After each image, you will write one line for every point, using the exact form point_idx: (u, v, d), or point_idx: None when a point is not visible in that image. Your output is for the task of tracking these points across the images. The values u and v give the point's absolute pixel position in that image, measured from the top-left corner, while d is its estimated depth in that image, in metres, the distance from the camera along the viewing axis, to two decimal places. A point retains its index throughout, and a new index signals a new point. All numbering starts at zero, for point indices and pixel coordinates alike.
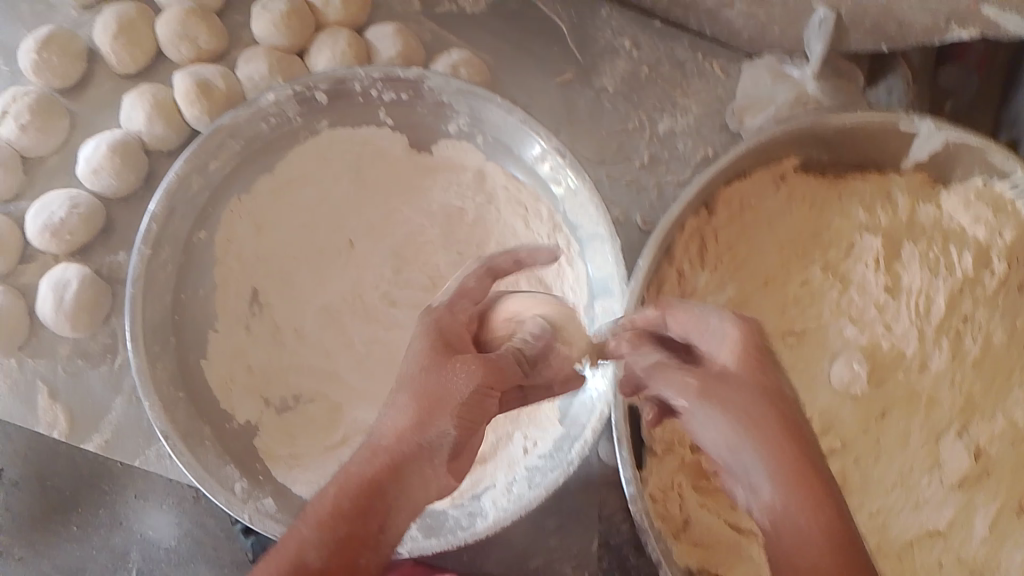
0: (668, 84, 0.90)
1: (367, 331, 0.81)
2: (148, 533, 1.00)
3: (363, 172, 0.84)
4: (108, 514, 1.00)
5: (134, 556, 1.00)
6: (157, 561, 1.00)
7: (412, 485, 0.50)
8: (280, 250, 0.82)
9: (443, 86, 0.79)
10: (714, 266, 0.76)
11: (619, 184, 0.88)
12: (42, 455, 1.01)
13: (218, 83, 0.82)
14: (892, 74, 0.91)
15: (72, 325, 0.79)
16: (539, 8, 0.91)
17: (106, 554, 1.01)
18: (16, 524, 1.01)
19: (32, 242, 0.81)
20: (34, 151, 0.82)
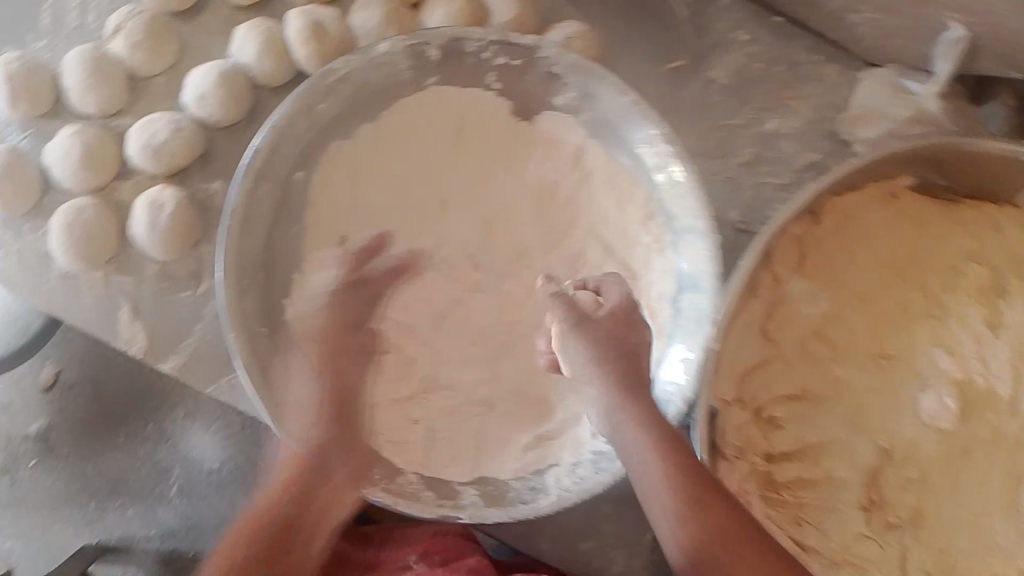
0: (781, 84, 0.87)
1: (451, 292, 0.81)
2: (191, 453, 1.10)
3: (464, 132, 0.84)
4: (155, 428, 1.11)
5: (176, 472, 1.11)
6: (197, 480, 1.10)
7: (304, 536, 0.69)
8: (374, 201, 0.82)
9: (557, 58, 0.77)
10: (813, 276, 0.75)
11: (717, 179, 0.85)
12: (98, 367, 1.12)
13: (329, 25, 0.82)
14: (994, 98, 0.88)
15: (163, 247, 0.78)
16: None
17: (150, 466, 1.11)
18: (68, 427, 1.12)
19: (132, 159, 0.81)
20: (142, 71, 0.82)
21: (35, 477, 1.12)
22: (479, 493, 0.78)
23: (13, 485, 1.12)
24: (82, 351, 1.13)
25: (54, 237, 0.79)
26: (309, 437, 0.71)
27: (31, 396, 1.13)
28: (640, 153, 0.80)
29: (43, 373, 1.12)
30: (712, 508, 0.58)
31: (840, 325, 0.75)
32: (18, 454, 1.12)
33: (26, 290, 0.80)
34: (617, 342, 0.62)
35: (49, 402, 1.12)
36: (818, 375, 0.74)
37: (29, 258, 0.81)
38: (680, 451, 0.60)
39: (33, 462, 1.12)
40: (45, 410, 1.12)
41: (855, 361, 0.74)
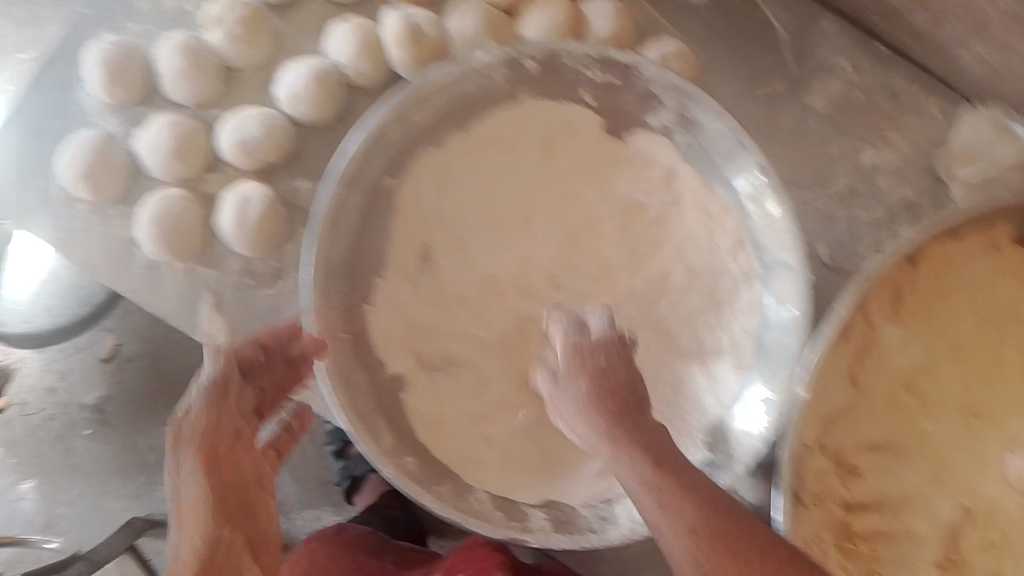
0: (879, 116, 0.85)
1: (524, 309, 0.79)
2: None
3: (552, 146, 0.81)
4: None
5: None
6: None
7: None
8: (459, 212, 0.80)
9: (656, 78, 0.76)
10: (906, 325, 0.73)
11: (809, 209, 0.84)
12: (158, 340, 1.06)
13: (427, 29, 0.80)
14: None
15: (248, 246, 0.79)
16: (761, 9, 0.86)
17: None
18: (126, 399, 1.07)
19: (222, 153, 0.80)
20: (236, 62, 0.81)
21: (88, 449, 1.07)
22: (548, 519, 0.80)
23: (67, 453, 1.07)
24: (143, 322, 1.06)
25: (141, 227, 0.79)
26: (200, 482, 0.59)
27: (87, 367, 1.06)
28: (742, 189, 0.79)
29: (102, 344, 1.06)
30: (711, 538, 0.50)
31: (931, 380, 0.73)
32: (70, 422, 1.07)
33: (109, 277, 0.80)
34: (612, 393, 0.57)
35: (105, 373, 1.06)
36: (905, 427, 0.73)
37: (113, 245, 0.81)
38: (682, 485, 0.52)
39: (88, 431, 1.07)
40: (103, 381, 1.06)
41: (945, 419, 0.73)
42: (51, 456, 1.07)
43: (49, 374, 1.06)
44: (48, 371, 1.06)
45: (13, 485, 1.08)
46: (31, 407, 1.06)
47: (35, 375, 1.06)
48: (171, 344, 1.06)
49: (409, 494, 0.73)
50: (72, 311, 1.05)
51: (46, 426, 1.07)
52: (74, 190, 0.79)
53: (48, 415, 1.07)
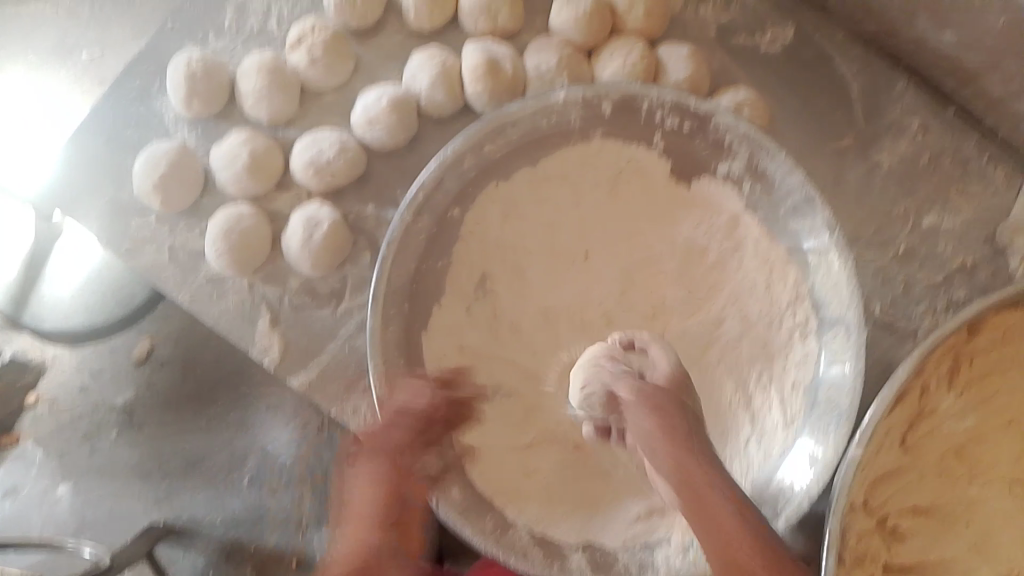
0: (946, 180, 0.85)
1: (579, 344, 0.81)
2: (268, 445, 1.12)
3: (620, 185, 0.83)
4: (237, 418, 1.13)
5: (251, 463, 1.12)
6: (271, 474, 1.11)
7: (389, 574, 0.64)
8: (523, 243, 0.82)
9: (730, 126, 0.76)
10: (961, 391, 0.73)
11: (868, 268, 0.84)
12: (191, 346, 1.15)
13: (506, 65, 0.83)
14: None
15: (312, 264, 0.80)
16: (834, 64, 0.87)
17: (226, 455, 1.13)
18: (154, 403, 1.14)
19: (294, 172, 0.82)
20: (316, 85, 0.84)
21: (114, 450, 1.14)
22: (586, 560, 0.77)
23: (93, 454, 1.14)
24: (177, 329, 1.15)
25: (208, 240, 0.81)
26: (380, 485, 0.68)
27: (121, 367, 1.15)
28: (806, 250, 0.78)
29: (137, 347, 1.15)
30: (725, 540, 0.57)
31: (983, 447, 0.74)
32: (99, 423, 1.14)
33: (171, 285, 0.82)
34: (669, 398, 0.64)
35: (137, 376, 1.15)
36: (951, 494, 0.74)
37: (179, 255, 0.82)
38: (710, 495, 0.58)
39: (115, 433, 1.14)
40: (133, 384, 1.15)
41: (991, 484, 0.74)
42: (78, 455, 1.14)
43: (83, 375, 1.15)
44: (84, 371, 1.15)
45: (53, 487, 1.15)
46: (62, 404, 1.15)
47: (73, 374, 1.16)
48: (205, 351, 1.14)
49: (447, 522, 0.74)
50: (113, 310, 1.14)
51: (75, 425, 1.15)
52: (146, 200, 0.81)
53: (79, 412, 1.15)
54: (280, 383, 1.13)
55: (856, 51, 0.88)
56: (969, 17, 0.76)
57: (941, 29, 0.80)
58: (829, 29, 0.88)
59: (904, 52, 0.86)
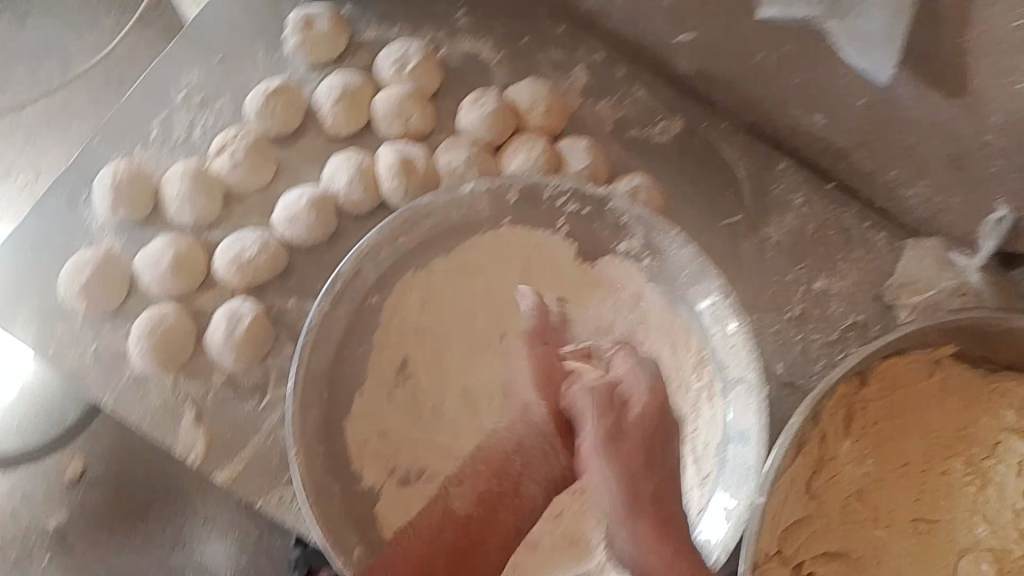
0: (832, 248, 0.93)
1: (499, 423, 0.83)
2: (204, 559, 1.11)
3: (531, 269, 0.87)
4: (174, 531, 1.12)
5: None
6: None
7: (489, 529, 0.70)
8: (438, 328, 0.85)
9: (625, 208, 0.84)
10: (858, 437, 0.78)
11: (767, 332, 0.90)
12: (123, 462, 1.13)
13: (419, 162, 0.89)
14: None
15: (234, 356, 0.83)
16: (722, 149, 0.95)
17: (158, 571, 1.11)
18: (88, 524, 1.12)
19: (217, 271, 0.86)
20: (240, 187, 0.88)
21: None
22: None
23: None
24: (107, 442, 1.14)
25: (133, 337, 0.84)
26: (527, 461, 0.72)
27: (53, 489, 1.13)
28: (702, 308, 0.84)
29: (68, 468, 1.13)
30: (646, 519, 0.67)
31: (884, 492, 0.78)
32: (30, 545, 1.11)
33: (96, 387, 0.84)
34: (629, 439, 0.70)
35: (68, 497, 1.12)
36: (861, 537, 0.77)
37: (103, 356, 0.85)
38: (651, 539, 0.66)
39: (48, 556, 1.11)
40: (65, 504, 1.12)
41: (897, 526, 0.77)
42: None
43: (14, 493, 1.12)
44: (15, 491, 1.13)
45: None
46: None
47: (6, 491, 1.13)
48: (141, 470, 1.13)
49: None
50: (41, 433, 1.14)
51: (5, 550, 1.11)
52: (71, 302, 0.85)
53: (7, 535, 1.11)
54: (218, 492, 1.12)
55: (741, 136, 0.96)
56: (835, 99, 0.85)
57: (812, 112, 0.88)
58: (715, 119, 0.96)
59: (784, 136, 0.94)
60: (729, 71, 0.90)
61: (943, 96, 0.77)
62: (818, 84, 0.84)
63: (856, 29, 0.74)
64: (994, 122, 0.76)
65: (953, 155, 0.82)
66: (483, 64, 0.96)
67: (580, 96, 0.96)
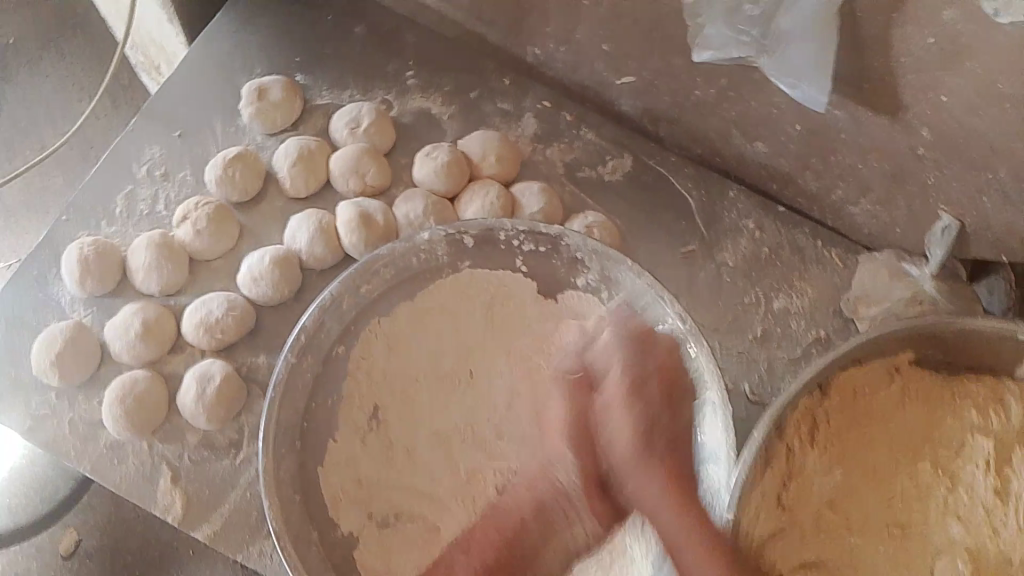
0: (786, 268, 0.95)
1: (475, 459, 0.84)
2: None
3: (494, 309, 0.88)
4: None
5: None
6: None
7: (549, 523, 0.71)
8: (408, 374, 0.87)
9: (580, 244, 0.87)
10: (824, 449, 0.78)
11: (731, 353, 0.91)
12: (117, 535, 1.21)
13: (378, 216, 0.92)
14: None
15: (207, 417, 0.83)
16: (671, 181, 0.98)
17: None
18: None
19: (186, 334, 0.88)
20: (203, 254, 0.91)
21: None
22: None
23: None
24: (103, 519, 1.22)
25: (105, 407, 0.85)
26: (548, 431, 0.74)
27: (45, 566, 1.19)
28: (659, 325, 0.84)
29: (62, 542, 1.20)
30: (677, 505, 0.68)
31: (854, 499, 0.78)
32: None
33: (74, 455, 0.85)
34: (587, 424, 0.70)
35: (63, 573, 1.19)
36: (836, 546, 0.76)
37: (79, 426, 0.86)
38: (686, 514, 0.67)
39: None
40: None
41: (873, 533, 0.77)
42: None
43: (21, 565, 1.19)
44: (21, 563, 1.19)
45: None
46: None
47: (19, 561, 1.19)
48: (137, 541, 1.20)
49: None
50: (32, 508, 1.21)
51: None
52: (45, 377, 0.86)
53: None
54: (213, 557, 1.20)
55: (689, 169, 0.99)
56: (773, 127, 0.88)
57: (753, 141, 0.92)
58: (664, 153, 1.00)
59: (731, 166, 0.98)
60: (671, 108, 0.94)
61: (876, 113, 0.79)
62: (756, 113, 0.88)
63: (786, 63, 0.78)
64: (924, 134, 0.78)
65: (891, 169, 0.85)
66: (435, 119, 1.00)
67: (531, 142, 1.00)
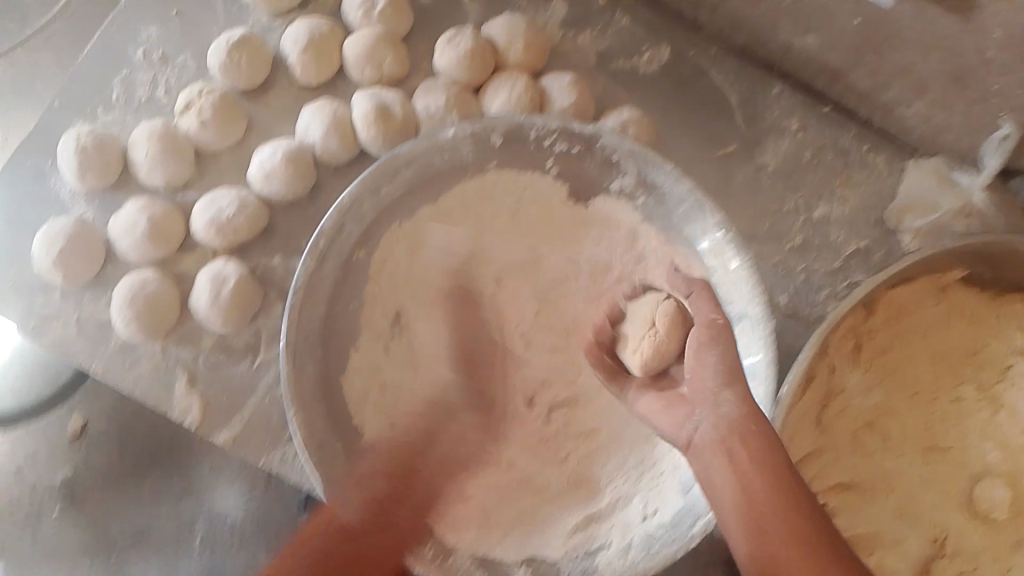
0: (830, 171, 0.90)
1: (498, 366, 0.82)
2: (216, 507, 1.03)
3: (521, 214, 0.85)
4: (185, 482, 1.04)
5: (200, 527, 1.04)
6: (221, 535, 1.03)
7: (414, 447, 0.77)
8: (430, 277, 0.84)
9: (616, 145, 0.80)
10: (865, 368, 0.76)
11: (766, 262, 0.87)
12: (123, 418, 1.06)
13: (395, 108, 0.85)
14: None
15: (222, 320, 0.80)
16: (711, 75, 0.92)
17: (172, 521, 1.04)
18: (97, 477, 1.04)
19: (195, 232, 0.83)
20: (210, 146, 0.85)
21: (59, 529, 1.04)
22: None
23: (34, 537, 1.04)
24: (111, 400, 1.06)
25: (114, 308, 0.81)
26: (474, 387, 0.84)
27: (53, 447, 1.05)
28: (698, 226, 0.80)
29: (70, 423, 1.05)
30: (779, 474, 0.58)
31: (893, 418, 0.76)
32: (38, 506, 1.04)
33: (83, 357, 0.82)
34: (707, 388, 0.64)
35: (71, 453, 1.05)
36: (872, 467, 0.75)
37: (85, 327, 0.82)
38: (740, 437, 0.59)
39: (56, 512, 1.04)
40: (68, 461, 1.05)
41: (907, 454, 0.75)
42: (18, 546, 1.04)
43: (15, 458, 1.05)
44: (17, 452, 1.05)
45: None
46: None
47: (3, 458, 1.05)
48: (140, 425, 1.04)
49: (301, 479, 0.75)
50: (39, 390, 1.07)
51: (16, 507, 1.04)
52: (48, 276, 0.81)
53: (16, 495, 1.05)
54: None
55: (730, 60, 0.92)
56: (826, 19, 0.81)
57: (804, 33, 0.84)
58: (704, 44, 0.93)
59: (775, 59, 0.91)
60: None
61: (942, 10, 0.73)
62: (807, 4, 0.80)
63: None
64: (996, 36, 0.72)
65: (952, 71, 0.78)
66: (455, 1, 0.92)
67: (559, 29, 0.92)
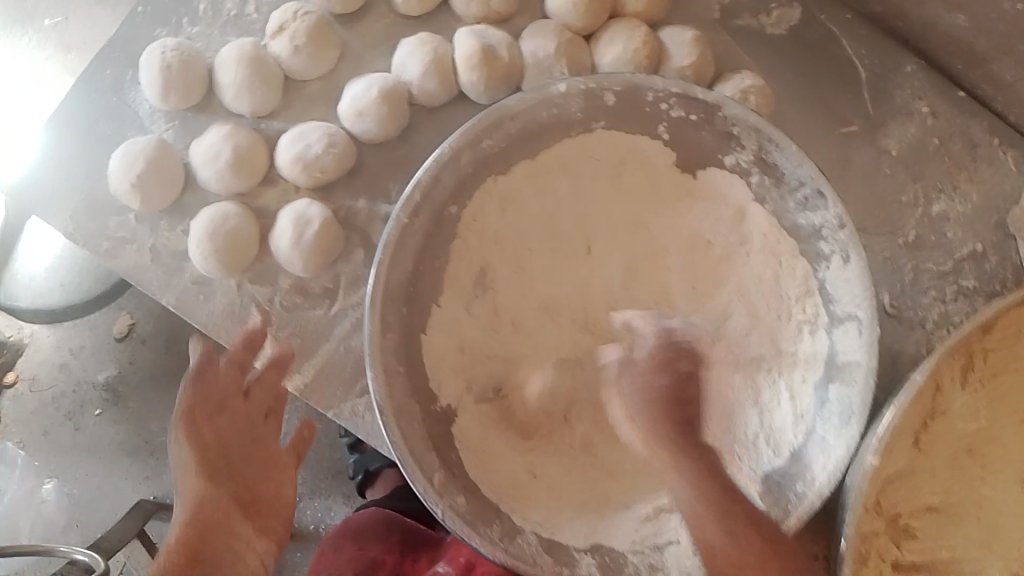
0: (955, 164, 0.83)
1: (584, 339, 0.79)
2: None
3: (623, 176, 0.81)
4: None
5: None
6: None
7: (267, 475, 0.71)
8: (519, 238, 0.80)
9: (738, 116, 0.73)
10: (976, 388, 0.73)
11: (875, 257, 0.82)
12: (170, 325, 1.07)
13: (500, 52, 0.78)
14: None
15: (303, 264, 0.76)
16: (841, 45, 0.85)
17: None
18: (141, 378, 1.06)
19: (280, 167, 0.78)
20: (299, 73, 0.79)
21: (100, 428, 1.06)
22: (597, 563, 0.73)
23: (78, 432, 1.06)
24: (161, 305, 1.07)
25: (191, 241, 0.77)
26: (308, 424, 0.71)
27: (100, 345, 1.07)
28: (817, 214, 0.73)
29: (118, 322, 1.07)
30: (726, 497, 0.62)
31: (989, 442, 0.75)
32: (83, 401, 1.06)
33: (155, 287, 0.78)
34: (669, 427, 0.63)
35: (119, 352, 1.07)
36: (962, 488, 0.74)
37: (159, 255, 0.79)
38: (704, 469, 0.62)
39: (99, 410, 1.06)
40: (115, 360, 1.06)
41: (997, 480, 0.75)
42: (62, 436, 1.06)
43: (62, 352, 1.06)
44: (64, 346, 1.07)
45: (37, 486, 1.06)
46: (43, 383, 1.06)
47: (51, 350, 1.07)
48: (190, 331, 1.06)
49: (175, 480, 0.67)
50: (89, 288, 1.06)
51: (59, 402, 1.06)
52: (124, 200, 0.77)
53: (60, 390, 1.06)
54: None
55: (863, 31, 0.85)
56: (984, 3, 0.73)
57: (953, 12, 0.76)
58: (836, 10, 0.85)
59: (912, 34, 0.83)
60: None
61: None
62: None
63: None
64: None
65: None
66: None
67: None
